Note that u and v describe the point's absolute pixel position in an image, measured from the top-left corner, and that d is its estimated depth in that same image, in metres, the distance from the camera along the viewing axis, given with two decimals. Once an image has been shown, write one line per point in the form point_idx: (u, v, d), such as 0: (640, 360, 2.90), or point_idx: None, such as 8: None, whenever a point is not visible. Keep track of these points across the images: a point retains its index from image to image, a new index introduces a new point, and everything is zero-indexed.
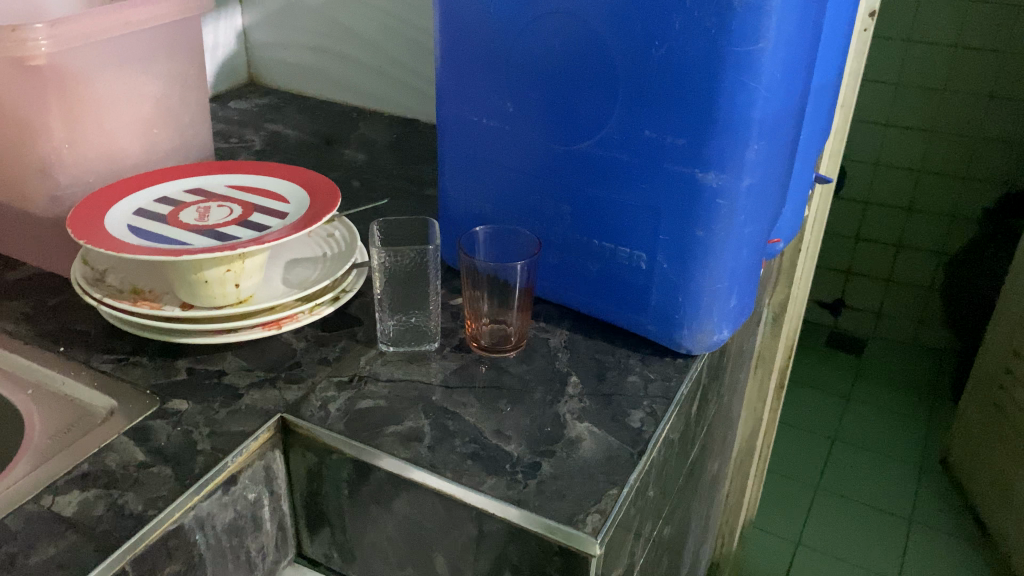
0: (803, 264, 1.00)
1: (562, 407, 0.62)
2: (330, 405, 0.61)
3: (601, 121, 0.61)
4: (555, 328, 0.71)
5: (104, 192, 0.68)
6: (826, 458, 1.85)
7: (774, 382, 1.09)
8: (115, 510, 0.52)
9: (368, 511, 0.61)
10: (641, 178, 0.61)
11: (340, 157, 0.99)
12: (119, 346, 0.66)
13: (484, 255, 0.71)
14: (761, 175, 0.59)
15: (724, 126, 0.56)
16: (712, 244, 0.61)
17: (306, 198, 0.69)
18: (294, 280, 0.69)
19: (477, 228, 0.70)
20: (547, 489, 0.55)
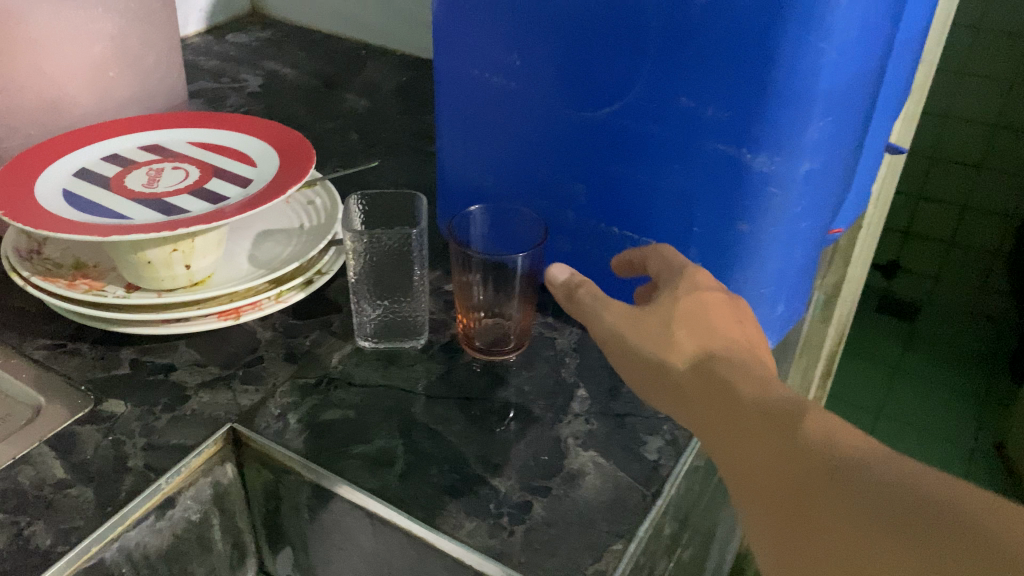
0: (861, 242, 0.87)
1: (564, 430, 0.52)
2: (289, 415, 0.52)
3: (625, 85, 0.49)
4: (565, 325, 0.61)
5: (41, 149, 0.58)
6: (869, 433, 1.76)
7: (821, 370, 0.98)
8: (18, 544, 0.44)
9: (332, 539, 0.52)
10: (673, 158, 0.50)
11: (340, 103, 0.88)
12: (58, 329, 0.58)
13: (478, 236, 0.59)
14: (823, 158, 0.48)
15: (780, 97, 0.44)
16: (757, 240, 0.50)
17: (276, 163, 0.58)
18: (261, 258, 0.60)
19: (473, 209, 0.58)
20: (536, 540, 0.45)
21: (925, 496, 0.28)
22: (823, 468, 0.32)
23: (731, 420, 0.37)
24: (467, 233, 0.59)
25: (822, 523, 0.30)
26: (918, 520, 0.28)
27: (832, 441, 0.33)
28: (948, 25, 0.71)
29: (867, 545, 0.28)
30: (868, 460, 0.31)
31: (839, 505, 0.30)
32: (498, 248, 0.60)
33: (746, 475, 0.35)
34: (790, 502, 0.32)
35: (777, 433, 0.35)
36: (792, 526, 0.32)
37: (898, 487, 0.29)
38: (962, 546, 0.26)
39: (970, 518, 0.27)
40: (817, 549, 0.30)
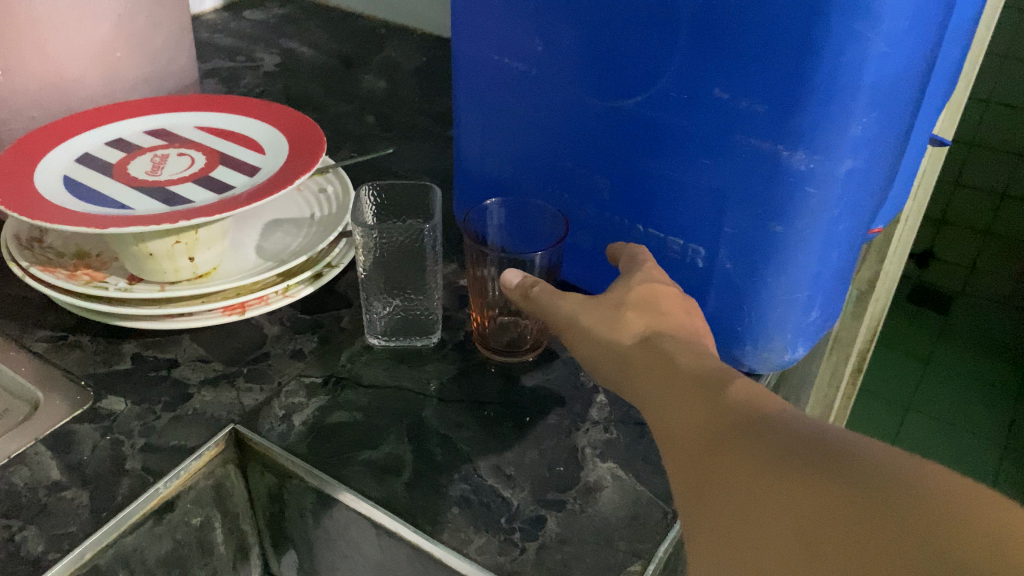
0: (899, 237, 0.84)
1: (581, 439, 0.49)
2: (294, 417, 0.50)
3: (653, 74, 0.46)
4: None
5: (43, 132, 0.56)
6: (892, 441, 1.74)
7: (851, 368, 0.95)
8: (9, 550, 0.42)
9: (338, 547, 0.50)
10: (704, 152, 0.46)
11: (358, 84, 0.86)
12: (60, 320, 0.56)
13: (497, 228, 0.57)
14: (866, 157, 0.44)
15: (821, 90, 0.41)
16: (792, 242, 0.46)
17: (286, 150, 0.56)
18: (269, 250, 0.57)
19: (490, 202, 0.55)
20: (549, 559, 0.42)
21: (822, 436, 0.28)
22: (738, 422, 0.32)
23: (669, 389, 0.37)
24: (484, 225, 0.56)
25: (726, 459, 0.30)
26: (808, 448, 0.27)
27: (754, 403, 0.33)
28: (1000, 10, 0.66)
29: (757, 470, 0.28)
30: (783, 416, 0.31)
31: (744, 443, 0.30)
32: (516, 244, 0.58)
33: (672, 435, 0.35)
34: (703, 449, 0.32)
35: (704, 398, 0.35)
36: (694, 472, 0.31)
37: (801, 432, 0.29)
38: (840, 462, 0.26)
39: (856, 447, 0.26)
40: (715, 484, 0.30)
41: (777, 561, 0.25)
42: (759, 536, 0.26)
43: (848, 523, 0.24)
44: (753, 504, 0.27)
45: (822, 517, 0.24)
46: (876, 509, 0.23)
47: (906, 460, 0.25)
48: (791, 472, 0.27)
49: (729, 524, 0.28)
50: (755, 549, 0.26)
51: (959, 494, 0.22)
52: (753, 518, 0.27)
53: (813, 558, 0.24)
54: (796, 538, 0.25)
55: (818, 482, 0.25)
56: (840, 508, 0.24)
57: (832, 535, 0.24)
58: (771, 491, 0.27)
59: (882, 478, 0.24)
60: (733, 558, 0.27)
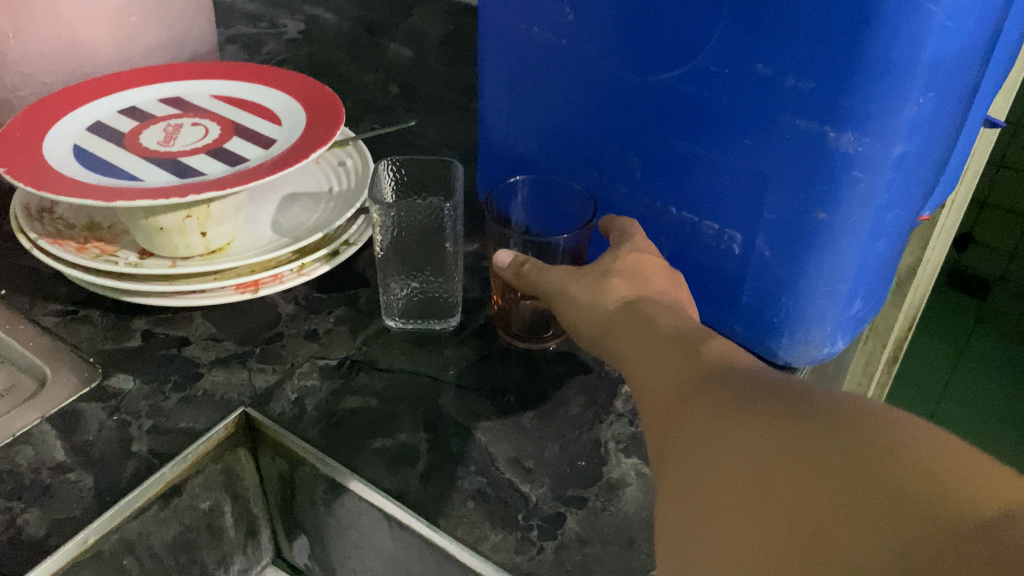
0: (944, 221, 0.80)
1: (605, 432, 0.47)
2: (306, 401, 0.48)
3: (691, 47, 0.43)
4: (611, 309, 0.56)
5: (55, 99, 0.54)
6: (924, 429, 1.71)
7: (888, 356, 0.92)
8: (10, 534, 0.41)
9: (350, 536, 0.48)
10: (744, 132, 0.43)
11: (382, 52, 0.83)
12: (71, 293, 0.54)
13: (521, 207, 0.55)
14: (920, 140, 0.41)
15: (874, 68, 0.37)
16: (835, 230, 0.43)
17: (303, 122, 0.54)
18: (285, 225, 0.55)
19: (516, 180, 0.53)
20: (568, 561, 0.40)
21: (787, 385, 0.28)
22: (712, 373, 0.32)
23: (647, 349, 0.37)
24: (509, 204, 0.54)
25: (694, 409, 0.30)
26: (772, 395, 0.28)
27: (729, 360, 0.33)
28: None
29: (721, 415, 0.28)
30: (754, 370, 0.31)
31: (713, 395, 0.30)
32: (539, 222, 0.55)
33: (649, 390, 0.35)
34: (675, 402, 0.32)
35: (680, 358, 0.35)
36: (666, 416, 0.32)
37: (768, 383, 0.29)
38: (799, 408, 0.26)
39: (817, 394, 0.27)
40: (681, 431, 0.30)
41: (731, 497, 0.25)
42: (718, 465, 0.27)
43: (801, 457, 0.24)
44: (713, 446, 0.27)
45: (777, 455, 0.25)
46: (829, 446, 0.24)
47: (862, 403, 0.25)
48: (752, 415, 0.27)
49: (689, 466, 0.28)
50: (710, 486, 0.26)
51: (909, 430, 0.23)
52: (712, 458, 0.27)
53: (765, 490, 0.24)
54: (751, 473, 0.25)
55: (777, 423, 0.26)
56: (795, 445, 0.24)
57: (785, 470, 0.24)
58: (732, 432, 0.27)
59: (837, 417, 0.24)
60: (689, 495, 0.27)
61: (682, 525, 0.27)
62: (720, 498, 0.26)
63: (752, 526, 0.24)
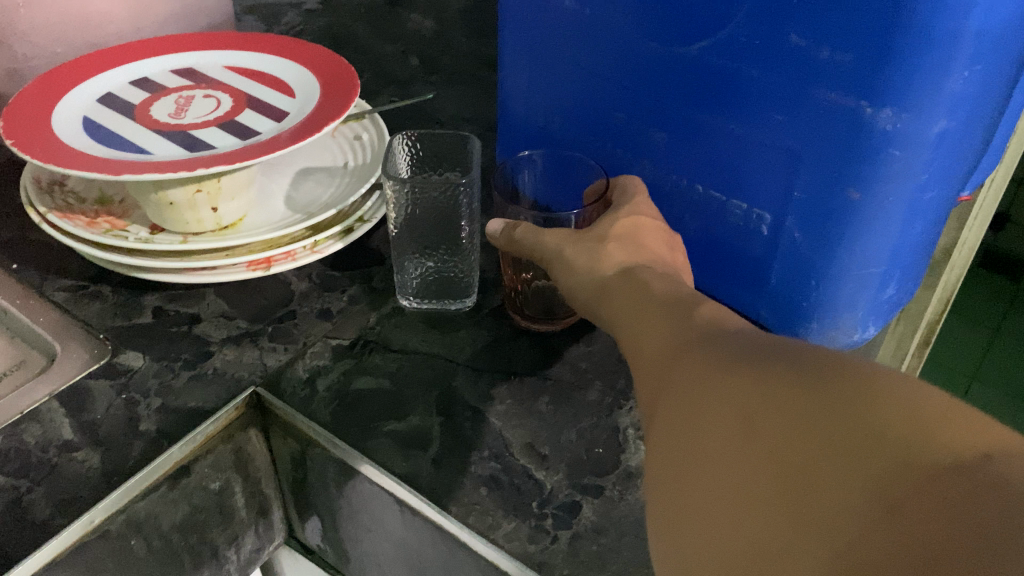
0: (983, 201, 0.77)
1: (624, 418, 0.45)
2: (318, 381, 0.47)
3: (722, 16, 0.41)
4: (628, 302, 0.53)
5: (66, 70, 0.53)
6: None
7: (919, 339, 0.89)
8: (16, 514, 0.40)
9: (361, 519, 0.47)
10: (777, 106, 0.41)
11: (403, 23, 0.81)
12: (82, 268, 0.53)
13: (533, 180, 0.53)
14: (962, 117, 0.39)
15: (917, 40, 0.35)
16: (870, 210, 0.41)
17: (317, 94, 0.52)
18: (299, 200, 0.54)
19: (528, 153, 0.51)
20: (582, 552, 0.39)
21: (781, 342, 0.27)
22: (709, 328, 0.31)
23: (638, 312, 0.36)
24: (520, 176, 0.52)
25: (683, 363, 0.29)
26: (765, 351, 0.27)
27: (721, 320, 0.32)
28: None
29: (711, 368, 0.27)
30: (744, 330, 0.30)
31: (703, 348, 0.29)
32: (548, 198, 0.54)
33: (641, 343, 0.34)
34: (663, 357, 0.31)
35: (671, 317, 0.33)
36: (657, 365, 0.31)
37: (760, 340, 0.28)
38: (793, 363, 0.25)
39: (811, 351, 0.26)
40: (668, 384, 0.29)
41: (717, 443, 0.25)
42: (705, 412, 0.26)
43: (795, 406, 0.23)
44: (700, 398, 0.27)
45: (768, 406, 0.24)
46: (821, 398, 0.23)
47: (858, 361, 0.24)
48: (744, 368, 0.26)
49: (676, 416, 0.27)
50: (696, 435, 0.26)
51: (908, 389, 0.22)
52: (699, 408, 0.26)
53: (754, 440, 0.23)
54: (737, 419, 0.25)
55: (772, 374, 0.25)
56: (790, 398, 0.24)
57: (773, 417, 0.23)
58: (721, 381, 0.26)
59: (835, 371, 0.24)
60: (671, 440, 0.26)
61: (665, 474, 0.26)
62: (704, 446, 0.25)
63: (738, 475, 0.23)
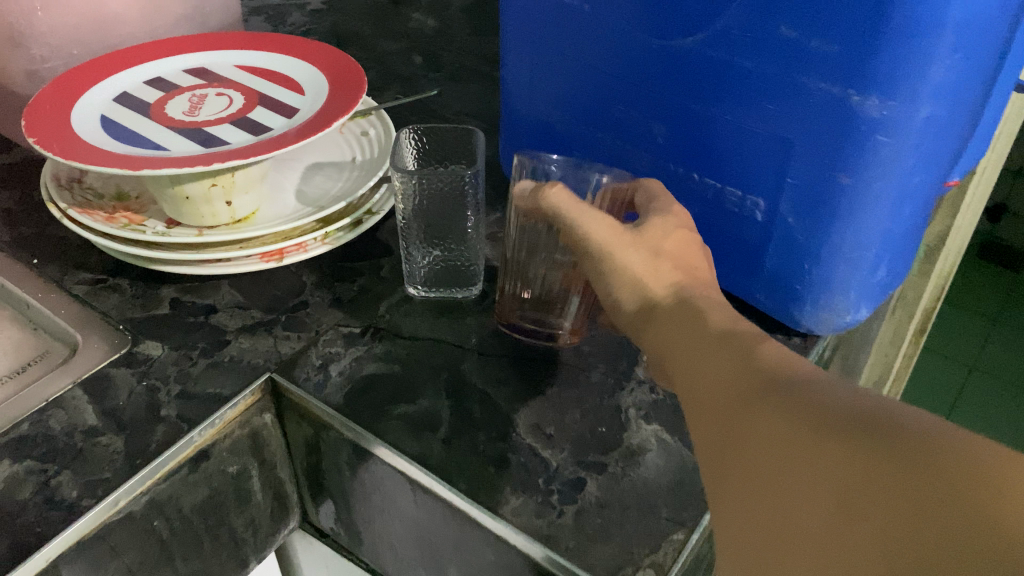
0: (975, 189, 0.79)
1: (626, 398, 0.47)
2: (331, 367, 0.49)
3: (715, 11, 0.42)
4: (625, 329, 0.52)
5: (83, 70, 0.54)
6: (953, 404, 1.70)
7: (916, 326, 0.91)
8: (44, 495, 0.42)
9: (374, 500, 0.49)
10: (769, 96, 0.43)
11: (406, 22, 0.83)
12: (101, 262, 0.55)
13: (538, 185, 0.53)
14: (947, 103, 0.40)
15: (901, 30, 0.37)
16: (860, 195, 0.43)
17: (325, 91, 0.54)
18: (309, 194, 0.56)
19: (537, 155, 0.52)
20: (587, 525, 0.41)
21: (840, 398, 0.27)
22: (759, 372, 0.31)
23: (682, 340, 0.37)
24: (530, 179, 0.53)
25: (745, 415, 0.30)
26: (829, 407, 0.27)
27: (780, 361, 0.32)
28: None
29: (777, 426, 0.28)
30: (795, 371, 0.31)
31: (757, 401, 0.30)
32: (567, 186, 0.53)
33: (690, 378, 0.34)
34: (721, 403, 0.31)
35: (722, 350, 0.34)
36: (713, 416, 0.31)
37: (821, 391, 0.29)
38: (862, 423, 0.25)
39: (876, 408, 0.26)
40: (734, 440, 0.29)
41: (792, 513, 0.25)
42: (774, 480, 0.26)
43: (864, 477, 0.23)
44: (772, 461, 0.27)
45: (844, 477, 0.24)
46: (890, 468, 0.23)
47: (927, 420, 0.24)
48: (812, 429, 0.26)
49: (748, 478, 0.28)
50: (772, 502, 0.26)
51: (980, 449, 0.22)
52: (773, 473, 0.27)
53: (828, 513, 0.24)
54: (808, 491, 0.25)
55: (836, 440, 0.25)
56: (862, 465, 0.24)
57: (843, 490, 0.24)
58: (783, 445, 0.27)
59: (900, 436, 0.24)
60: (744, 508, 0.27)
61: (748, 539, 0.27)
62: (784, 515, 0.25)
63: (821, 546, 0.24)
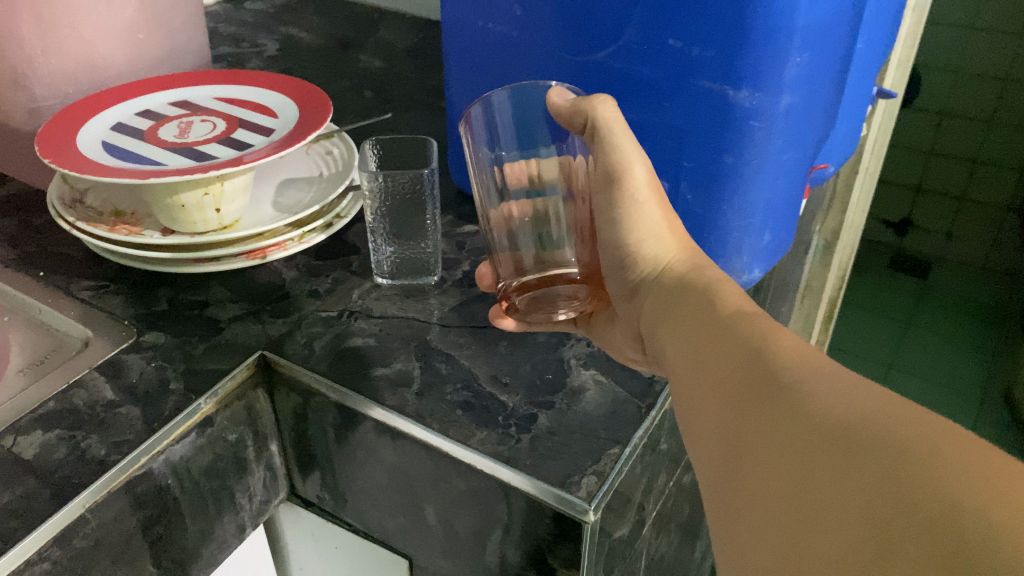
0: (860, 186, 0.91)
1: (568, 351, 0.57)
2: (315, 343, 0.57)
3: (617, 30, 0.53)
4: None
5: (81, 103, 0.63)
6: None
7: (823, 314, 1.02)
8: (77, 454, 0.49)
9: (356, 457, 0.57)
10: (665, 96, 0.53)
11: (355, 62, 0.93)
12: (101, 272, 0.63)
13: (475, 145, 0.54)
14: (801, 93, 0.52)
15: (761, 35, 0.48)
16: (744, 172, 0.54)
17: (296, 113, 0.63)
18: (285, 203, 0.64)
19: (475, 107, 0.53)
20: (541, 446, 0.49)
21: (828, 400, 0.33)
22: (760, 371, 0.37)
23: (671, 317, 0.46)
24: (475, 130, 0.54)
25: (762, 421, 0.35)
26: (828, 416, 0.32)
27: (784, 351, 0.37)
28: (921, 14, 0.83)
29: (790, 443, 0.33)
30: (789, 364, 0.36)
31: (761, 404, 0.35)
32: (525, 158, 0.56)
33: (702, 370, 0.40)
34: (739, 410, 0.36)
35: (722, 339, 0.40)
36: (726, 415, 0.37)
37: (808, 392, 0.34)
38: (856, 434, 0.30)
39: (867, 415, 0.31)
40: (754, 443, 0.35)
41: (797, 514, 0.31)
42: (784, 485, 0.32)
43: (848, 483, 0.29)
44: (787, 467, 0.32)
45: (841, 483, 0.30)
46: (866, 472, 0.29)
47: (907, 427, 0.29)
48: (817, 439, 0.32)
49: (772, 487, 0.33)
50: (793, 517, 0.31)
51: (953, 461, 0.27)
52: (786, 476, 0.32)
53: (823, 514, 0.30)
54: (809, 494, 0.31)
55: (827, 450, 0.31)
56: (858, 483, 0.29)
57: (833, 493, 0.30)
58: (788, 454, 0.33)
59: (874, 444, 0.29)
60: (762, 510, 0.33)
61: (765, 531, 0.32)
62: (799, 522, 0.31)
63: (820, 542, 0.29)
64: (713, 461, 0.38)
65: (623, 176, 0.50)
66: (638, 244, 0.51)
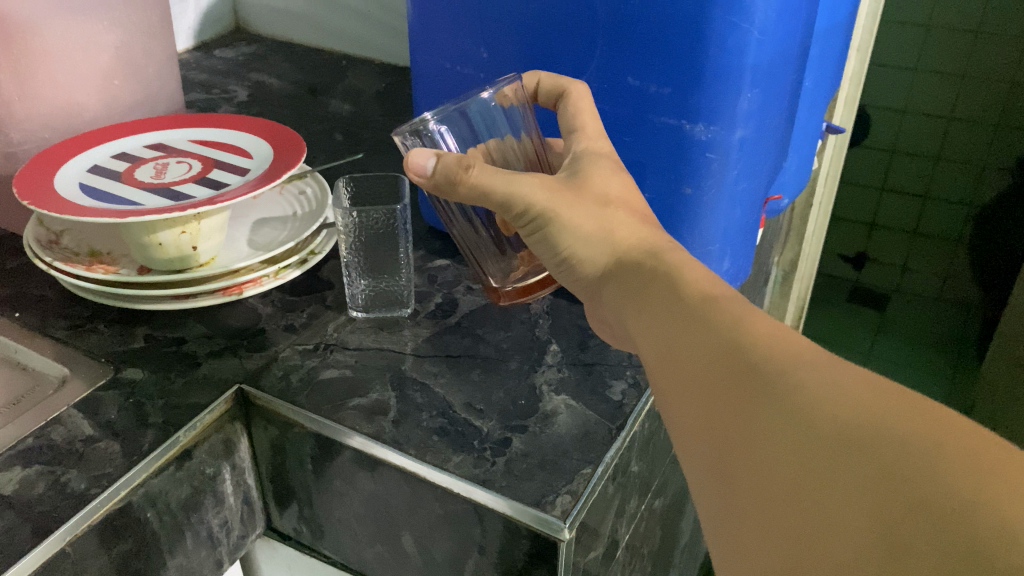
0: (814, 218, 0.95)
1: (540, 377, 0.59)
2: (291, 375, 0.58)
3: (579, 70, 0.56)
4: (546, 343, 0.63)
5: (57, 147, 0.64)
6: None
7: None
8: (57, 488, 0.49)
9: (333, 488, 0.57)
10: (625, 130, 0.56)
11: (325, 107, 0.95)
12: (77, 312, 0.64)
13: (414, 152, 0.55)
14: (753, 127, 0.55)
15: (713, 73, 0.51)
16: (702, 201, 0.57)
17: (270, 154, 0.65)
18: (260, 241, 0.66)
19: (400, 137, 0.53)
20: (515, 468, 0.51)
21: (818, 395, 0.33)
22: (738, 360, 0.37)
23: (640, 304, 0.44)
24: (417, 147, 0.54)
25: (750, 416, 0.34)
26: (826, 414, 0.32)
27: (761, 337, 0.37)
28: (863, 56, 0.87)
29: (784, 438, 0.33)
30: (769, 355, 0.36)
31: (745, 395, 0.35)
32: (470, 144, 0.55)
33: (672, 357, 0.40)
34: (722, 401, 0.36)
35: (687, 327, 0.40)
36: (704, 406, 0.37)
37: (795, 386, 0.34)
38: (859, 435, 0.30)
39: (867, 415, 0.31)
40: (744, 439, 0.34)
41: (797, 511, 0.31)
42: (779, 480, 0.32)
43: (851, 482, 0.29)
44: (784, 466, 0.32)
45: (847, 484, 0.30)
46: (872, 473, 0.29)
47: (909, 429, 0.30)
48: (817, 438, 0.31)
49: (766, 482, 0.33)
50: (792, 515, 0.31)
51: (961, 466, 0.28)
52: (786, 475, 0.32)
53: (826, 513, 0.30)
54: (808, 493, 0.31)
55: (826, 447, 0.31)
56: (863, 483, 0.29)
57: (836, 493, 0.30)
58: (782, 450, 0.32)
59: (877, 444, 0.30)
60: (757, 508, 0.33)
61: (761, 528, 0.32)
62: (798, 519, 0.31)
63: (828, 543, 0.29)
64: (698, 457, 0.37)
65: (546, 208, 0.48)
66: (578, 255, 0.49)
